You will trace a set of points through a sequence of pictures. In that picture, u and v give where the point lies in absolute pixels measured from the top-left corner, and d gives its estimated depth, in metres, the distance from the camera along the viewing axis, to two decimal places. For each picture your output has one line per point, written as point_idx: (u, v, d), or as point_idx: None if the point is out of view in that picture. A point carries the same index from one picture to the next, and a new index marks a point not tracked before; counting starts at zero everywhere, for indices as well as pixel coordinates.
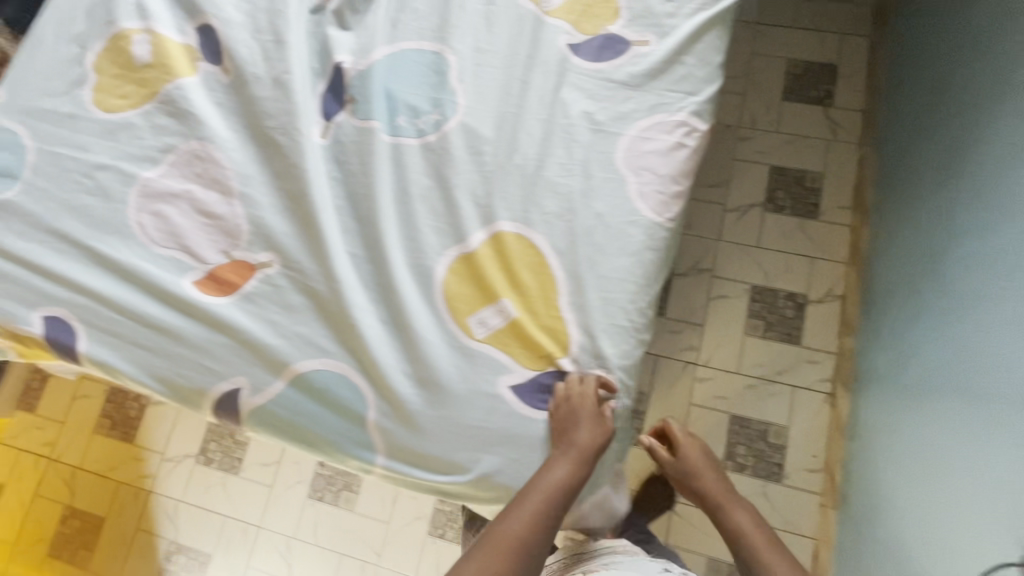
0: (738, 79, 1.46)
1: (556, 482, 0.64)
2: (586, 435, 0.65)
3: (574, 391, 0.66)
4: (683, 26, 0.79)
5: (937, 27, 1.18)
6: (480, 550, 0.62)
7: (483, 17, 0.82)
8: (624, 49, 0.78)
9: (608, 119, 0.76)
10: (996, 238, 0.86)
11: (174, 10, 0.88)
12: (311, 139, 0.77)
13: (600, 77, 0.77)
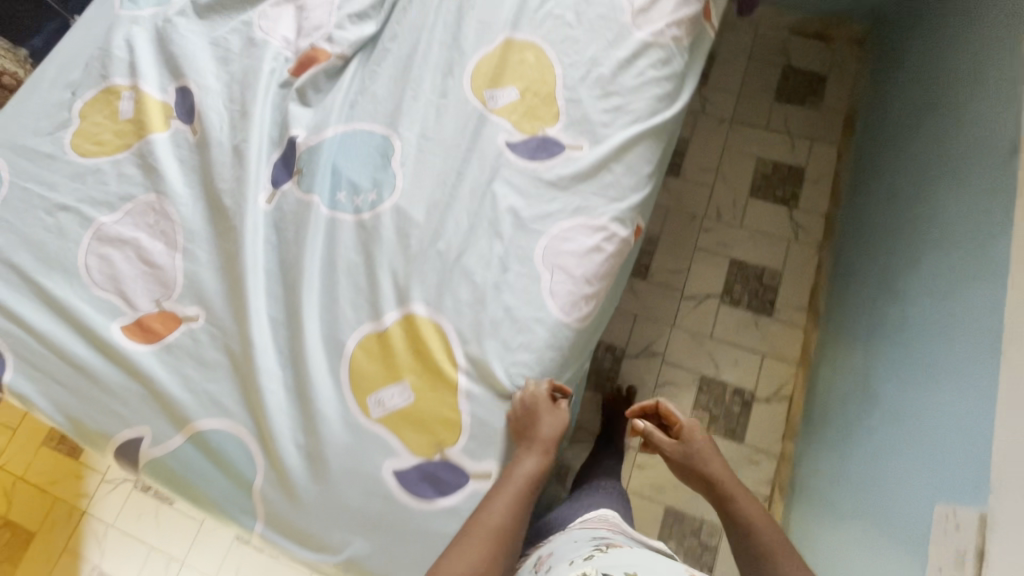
0: (708, 172, 1.52)
1: (523, 473, 0.67)
2: (551, 426, 0.69)
3: (531, 391, 0.71)
4: (615, 137, 0.85)
5: (909, 106, 1.24)
6: (456, 545, 0.60)
7: (434, 109, 0.89)
8: (558, 152, 0.85)
9: (532, 217, 0.81)
10: (938, 313, 0.88)
11: (161, 71, 0.96)
12: (256, 204, 0.83)
13: (531, 176, 0.83)
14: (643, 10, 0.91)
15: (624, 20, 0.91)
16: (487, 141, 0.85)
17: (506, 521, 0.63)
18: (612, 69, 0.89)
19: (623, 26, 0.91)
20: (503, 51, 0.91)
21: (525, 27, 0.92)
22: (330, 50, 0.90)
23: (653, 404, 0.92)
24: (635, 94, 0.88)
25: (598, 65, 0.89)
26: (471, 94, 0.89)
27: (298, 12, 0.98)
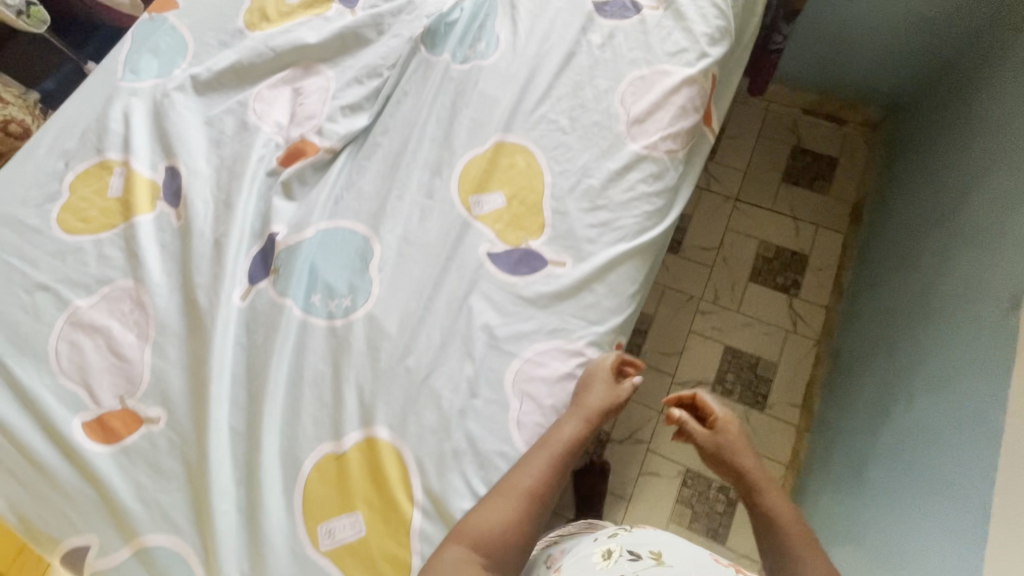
0: (708, 251, 1.49)
1: (564, 436, 0.71)
2: (600, 396, 0.74)
3: (598, 363, 0.77)
4: (599, 254, 0.83)
5: (943, 153, 1.19)
6: (489, 501, 0.67)
7: (418, 210, 0.87)
8: (539, 266, 0.83)
9: (507, 336, 0.79)
10: (958, 390, 0.83)
11: (155, 148, 0.97)
12: (231, 301, 0.82)
13: (510, 291, 0.81)
14: (639, 120, 0.89)
15: (618, 129, 0.89)
16: (468, 250, 0.84)
17: (534, 489, 0.67)
18: (602, 182, 0.87)
19: (617, 136, 0.89)
20: (493, 154, 0.90)
21: (518, 129, 0.91)
22: (321, 144, 0.90)
23: (690, 395, 0.85)
24: (624, 209, 0.86)
25: (588, 175, 0.87)
26: (457, 197, 0.87)
27: (294, 96, 0.98)
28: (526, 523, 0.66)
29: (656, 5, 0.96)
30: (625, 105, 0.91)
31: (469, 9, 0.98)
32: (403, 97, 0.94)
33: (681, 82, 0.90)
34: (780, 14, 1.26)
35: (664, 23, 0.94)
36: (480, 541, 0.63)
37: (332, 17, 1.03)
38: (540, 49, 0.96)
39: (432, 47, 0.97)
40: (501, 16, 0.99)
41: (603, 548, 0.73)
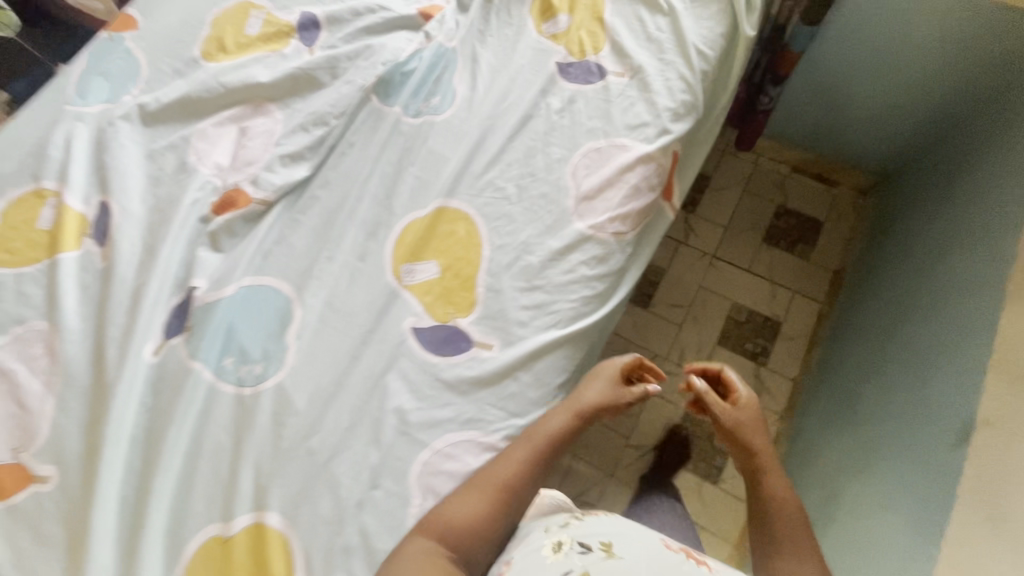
0: (679, 308, 1.43)
1: (546, 430, 0.74)
2: (597, 396, 0.78)
3: (603, 368, 0.82)
4: (529, 340, 0.79)
5: (926, 235, 1.15)
6: (466, 492, 0.69)
7: (348, 274, 0.83)
8: (464, 347, 0.78)
9: (419, 422, 0.74)
10: (897, 509, 0.79)
11: (92, 181, 0.94)
12: (140, 357, 0.78)
13: (429, 372, 0.77)
14: (589, 196, 0.85)
15: (566, 204, 0.85)
16: (392, 322, 0.80)
17: (517, 479, 0.70)
18: (542, 259, 0.82)
19: (564, 212, 0.84)
20: (433, 219, 0.85)
21: (462, 195, 0.87)
22: (256, 194, 0.86)
23: (717, 368, 0.88)
24: (562, 291, 0.81)
25: (528, 251, 0.83)
26: (389, 264, 0.83)
27: (240, 136, 0.95)
28: (498, 516, 0.68)
29: (621, 71, 0.91)
30: (576, 178, 0.86)
31: (427, 59, 0.94)
32: (348, 148, 0.90)
33: (637, 159, 0.85)
34: (768, 76, 1.20)
35: (627, 92, 0.89)
36: (454, 528, 0.66)
37: (288, 54, 0.99)
38: (496, 109, 0.91)
39: (384, 97, 0.93)
40: (461, 69, 0.94)
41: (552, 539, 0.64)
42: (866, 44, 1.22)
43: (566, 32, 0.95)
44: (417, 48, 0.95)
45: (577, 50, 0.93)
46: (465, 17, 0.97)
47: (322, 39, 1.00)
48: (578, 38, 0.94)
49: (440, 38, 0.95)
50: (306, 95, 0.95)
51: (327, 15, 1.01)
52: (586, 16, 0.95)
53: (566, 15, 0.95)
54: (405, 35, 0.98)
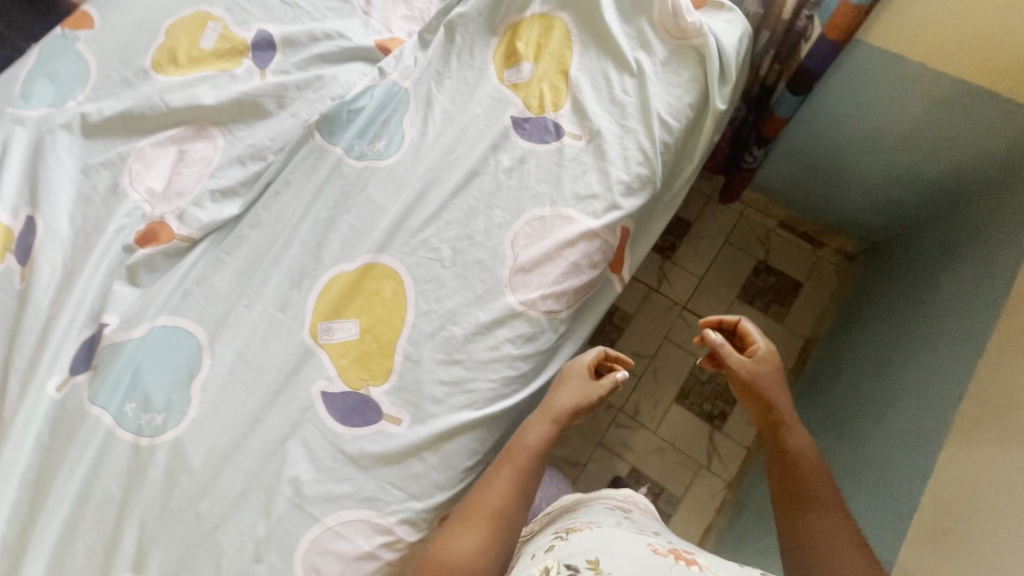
0: (641, 358, 1.39)
1: (527, 444, 0.74)
2: (571, 395, 0.78)
3: (570, 366, 0.81)
4: (441, 419, 0.75)
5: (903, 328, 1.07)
6: (462, 525, 0.67)
7: (265, 325, 0.80)
8: (372, 420, 0.75)
9: (313, 496, 0.72)
10: None
11: (23, 191, 0.90)
12: (41, 392, 0.76)
13: (332, 442, 0.74)
14: (525, 268, 0.80)
15: (500, 274, 0.80)
16: (301, 385, 0.76)
17: (511, 493, 0.71)
18: (466, 332, 0.78)
19: (497, 282, 0.80)
20: (360, 275, 0.81)
21: (395, 252, 0.83)
22: (181, 230, 0.83)
23: (735, 321, 0.87)
24: (482, 370, 0.77)
25: (453, 321, 0.79)
26: (308, 319, 0.80)
27: (179, 159, 0.91)
28: (496, 545, 0.66)
29: (579, 133, 0.85)
30: (515, 246, 0.81)
31: (378, 98, 0.89)
32: (284, 187, 0.86)
33: (580, 235, 0.81)
34: (753, 136, 1.13)
35: (581, 158, 0.84)
36: (453, 563, 0.64)
37: (239, 74, 0.95)
38: (443, 161, 0.86)
39: (329, 135, 0.88)
40: (412, 111, 0.89)
41: (540, 565, 0.60)
42: (855, 121, 1.12)
43: (527, 82, 0.89)
44: (370, 84, 0.90)
45: (536, 104, 0.88)
46: (424, 54, 0.91)
47: (275, 62, 0.95)
48: (539, 91, 0.88)
49: (394, 76, 0.90)
50: (250, 123, 0.91)
51: (283, 37, 0.95)
52: (551, 68, 0.89)
53: (529, 63, 0.90)
54: (361, 68, 0.93)
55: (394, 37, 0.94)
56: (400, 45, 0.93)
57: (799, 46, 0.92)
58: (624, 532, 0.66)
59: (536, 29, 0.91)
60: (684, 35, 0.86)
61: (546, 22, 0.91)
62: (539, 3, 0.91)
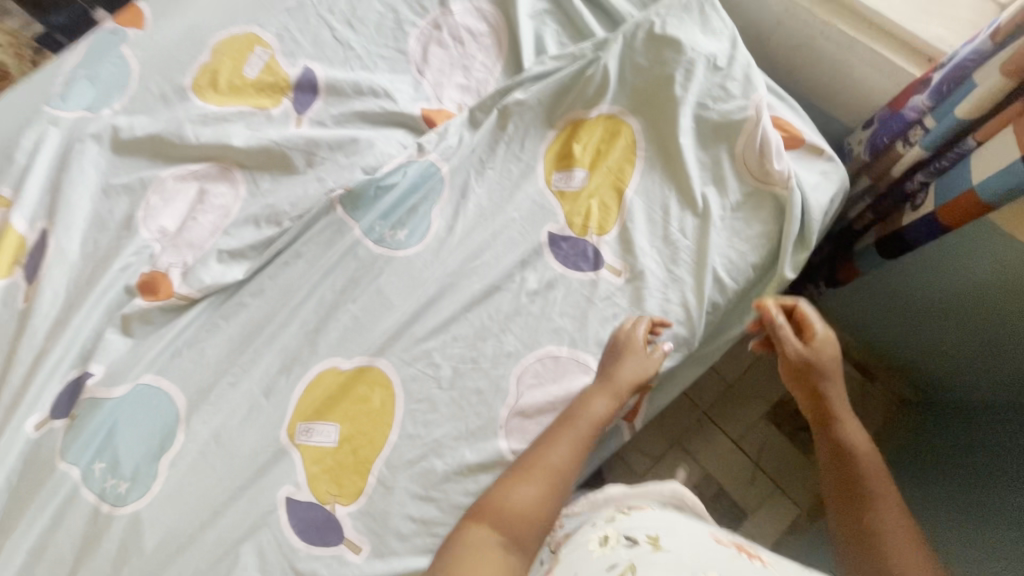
0: (646, 458, 1.30)
1: (589, 412, 0.68)
2: (634, 369, 0.69)
3: (631, 334, 0.71)
4: (400, 559, 0.70)
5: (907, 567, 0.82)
6: (519, 475, 0.64)
7: (246, 407, 0.76)
8: (332, 541, 0.71)
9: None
10: None
11: (44, 200, 0.88)
12: (18, 430, 0.74)
13: (287, 556, 0.70)
14: (525, 412, 0.73)
15: (497, 412, 0.73)
16: (267, 486, 0.72)
17: (572, 458, 0.66)
18: (448, 468, 0.72)
19: (492, 420, 0.73)
20: (352, 377, 0.76)
21: (393, 358, 0.76)
22: (181, 287, 0.78)
23: (793, 303, 0.73)
24: (456, 513, 0.71)
25: (437, 453, 0.73)
26: (290, 413, 0.75)
27: (198, 199, 0.86)
28: (548, 500, 0.62)
29: (619, 269, 0.76)
30: (520, 384, 0.74)
31: (410, 179, 0.81)
32: (294, 258, 0.80)
33: None
34: (824, 270, 1.00)
35: (614, 299, 0.75)
36: (514, 515, 0.60)
37: (276, 116, 0.88)
38: (464, 265, 0.79)
39: (351, 209, 0.81)
40: (444, 201, 0.81)
41: (600, 533, 0.57)
42: (932, 286, 0.86)
43: (575, 193, 0.79)
44: (406, 160, 0.82)
45: (579, 221, 0.78)
46: (471, 136, 0.82)
47: (315, 109, 0.87)
48: (586, 207, 0.78)
49: (433, 156, 0.82)
50: (275, 176, 0.85)
51: (328, 82, 0.88)
52: (605, 181, 0.79)
53: (583, 171, 0.79)
54: (401, 138, 0.85)
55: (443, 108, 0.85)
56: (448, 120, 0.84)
57: (902, 211, 0.77)
58: (686, 518, 0.62)
59: (599, 131, 0.80)
60: (766, 181, 0.74)
61: (612, 125, 0.80)
62: (609, 102, 0.80)
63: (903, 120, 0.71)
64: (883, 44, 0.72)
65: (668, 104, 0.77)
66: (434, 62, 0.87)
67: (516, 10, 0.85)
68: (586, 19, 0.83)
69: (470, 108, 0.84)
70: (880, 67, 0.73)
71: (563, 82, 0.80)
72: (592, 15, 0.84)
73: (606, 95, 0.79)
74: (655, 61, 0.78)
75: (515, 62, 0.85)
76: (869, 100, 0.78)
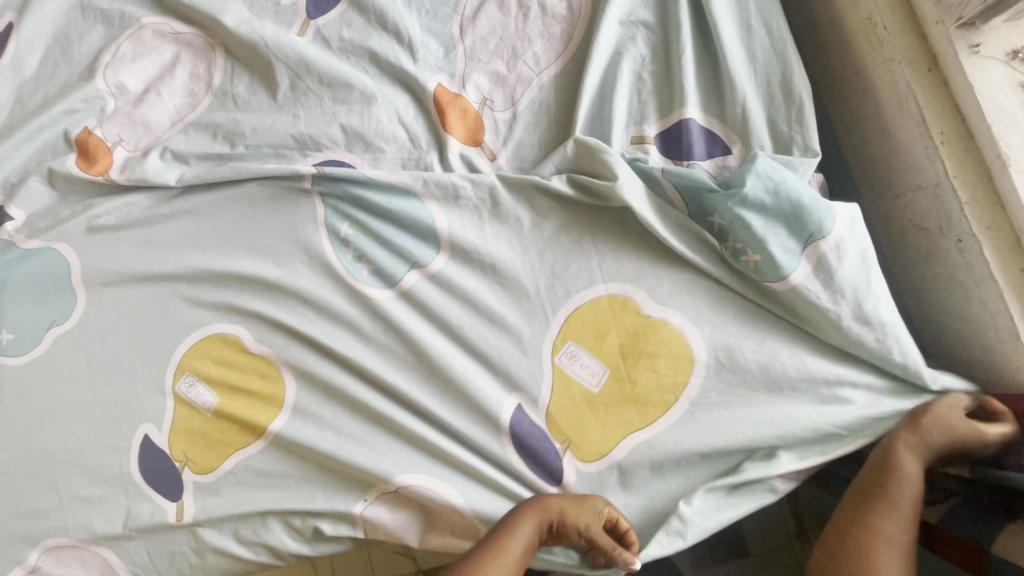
0: None
1: (513, 543, 0.57)
2: (574, 519, 0.59)
3: (592, 502, 0.60)
4: (218, 527, 0.67)
5: None
6: None
7: (130, 318, 0.69)
8: (166, 493, 0.67)
9: (80, 502, 0.67)
10: None
11: None
12: None
13: (116, 475, 0.67)
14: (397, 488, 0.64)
15: (359, 453, 0.65)
16: (125, 413, 0.67)
17: None
18: (297, 481, 0.67)
19: (351, 457, 0.65)
20: (251, 357, 0.67)
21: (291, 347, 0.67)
22: (113, 171, 0.71)
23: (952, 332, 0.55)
24: (286, 519, 0.66)
25: (292, 455, 0.66)
26: (180, 359, 0.68)
27: (168, 68, 0.74)
28: None
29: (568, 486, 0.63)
30: (404, 471, 0.64)
31: (399, 215, 0.65)
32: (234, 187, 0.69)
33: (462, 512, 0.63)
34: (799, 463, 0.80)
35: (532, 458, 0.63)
36: None
37: (284, 7, 0.72)
38: (402, 289, 0.65)
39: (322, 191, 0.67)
40: (423, 230, 0.65)
41: None
42: None
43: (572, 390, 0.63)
44: (403, 187, 0.65)
45: (560, 415, 0.63)
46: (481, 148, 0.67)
47: (327, 19, 0.71)
48: (579, 408, 0.63)
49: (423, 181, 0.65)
50: (256, 82, 0.72)
51: None
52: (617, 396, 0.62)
53: (603, 368, 0.62)
54: (401, 106, 0.68)
55: (460, 104, 0.68)
56: (463, 136, 0.67)
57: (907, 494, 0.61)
58: None
59: (641, 321, 0.62)
60: (796, 419, 0.59)
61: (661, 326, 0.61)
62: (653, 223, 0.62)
63: (999, 454, 0.54)
64: None
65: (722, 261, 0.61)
66: (483, 30, 0.69)
67: (604, 11, 0.66)
68: (683, 69, 0.64)
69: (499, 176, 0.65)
70: (998, 326, 0.52)
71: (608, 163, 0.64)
72: (692, 63, 0.65)
73: (664, 256, 0.63)
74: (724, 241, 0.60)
75: (571, 75, 0.68)
76: (954, 343, 0.58)
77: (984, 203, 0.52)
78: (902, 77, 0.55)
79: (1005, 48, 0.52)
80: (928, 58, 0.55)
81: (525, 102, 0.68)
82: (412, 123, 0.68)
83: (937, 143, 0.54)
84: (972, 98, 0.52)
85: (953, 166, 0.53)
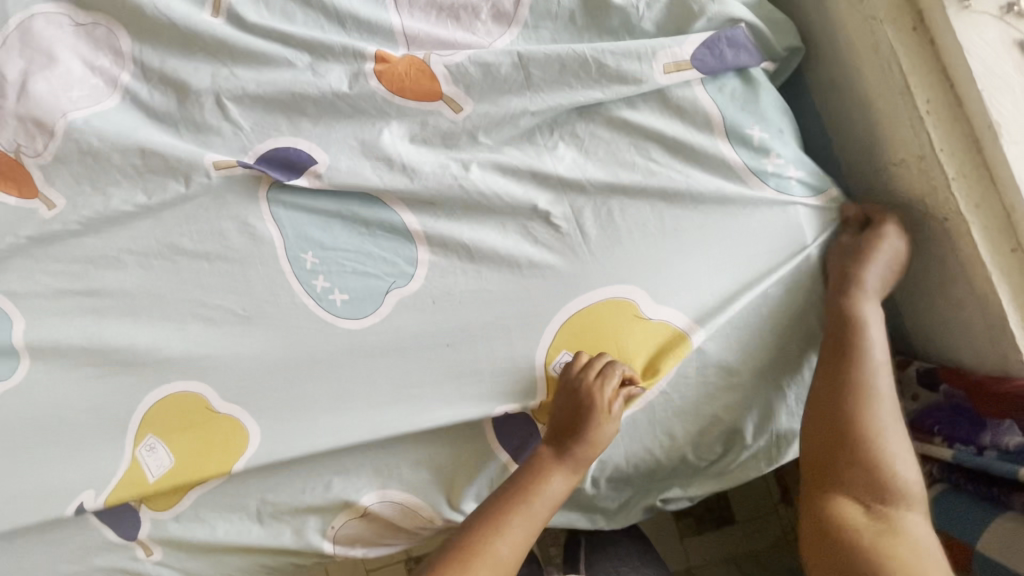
0: None
1: (547, 492, 0.54)
2: (602, 443, 0.54)
3: (591, 385, 0.53)
4: (176, 561, 0.63)
5: None
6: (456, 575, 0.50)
7: (50, 352, 0.62)
8: (114, 535, 0.62)
9: (22, 549, 0.62)
10: None
11: None
12: None
13: (54, 520, 0.61)
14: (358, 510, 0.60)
15: (319, 476, 0.61)
16: (57, 451, 0.61)
17: (524, 543, 0.53)
18: (257, 511, 0.62)
19: (308, 481, 0.61)
20: (218, 417, 0.61)
21: (233, 371, 0.61)
22: (48, 193, 0.61)
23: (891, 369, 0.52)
24: (247, 548, 0.62)
25: (245, 485, 0.61)
26: (137, 419, 0.61)
27: (48, 49, 0.60)
28: None
29: None
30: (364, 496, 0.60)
31: (368, 227, 0.60)
32: (148, 192, 0.60)
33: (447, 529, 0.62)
34: None
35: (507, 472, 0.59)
36: None
37: None
38: (376, 312, 0.59)
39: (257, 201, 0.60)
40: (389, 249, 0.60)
41: None
42: None
43: (570, 385, 0.54)
44: (371, 196, 0.59)
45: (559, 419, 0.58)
46: (442, 101, 0.58)
47: None
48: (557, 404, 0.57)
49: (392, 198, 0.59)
50: (156, 65, 0.61)
51: None
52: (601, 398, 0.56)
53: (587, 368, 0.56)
54: (334, 80, 0.58)
55: (416, 67, 0.58)
56: (422, 94, 0.58)
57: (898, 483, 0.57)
58: None
59: (639, 326, 0.56)
60: (769, 419, 0.58)
61: (665, 344, 0.55)
62: (618, 222, 0.57)
63: (977, 431, 0.49)
64: (1015, 288, 0.47)
65: (697, 255, 0.56)
66: None
67: None
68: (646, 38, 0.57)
69: (449, 172, 0.58)
70: (986, 309, 0.49)
71: (571, 156, 0.58)
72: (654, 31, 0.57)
73: (635, 252, 0.56)
74: (696, 228, 0.56)
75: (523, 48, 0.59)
76: (938, 326, 0.55)
77: (974, 176, 0.48)
78: (884, 38, 0.50)
79: (998, 2, 0.47)
80: (913, 15, 0.49)
81: (465, 60, 0.57)
82: (348, 95, 0.58)
83: (924, 112, 0.48)
84: (961, 58, 0.47)
85: (941, 137, 0.48)
